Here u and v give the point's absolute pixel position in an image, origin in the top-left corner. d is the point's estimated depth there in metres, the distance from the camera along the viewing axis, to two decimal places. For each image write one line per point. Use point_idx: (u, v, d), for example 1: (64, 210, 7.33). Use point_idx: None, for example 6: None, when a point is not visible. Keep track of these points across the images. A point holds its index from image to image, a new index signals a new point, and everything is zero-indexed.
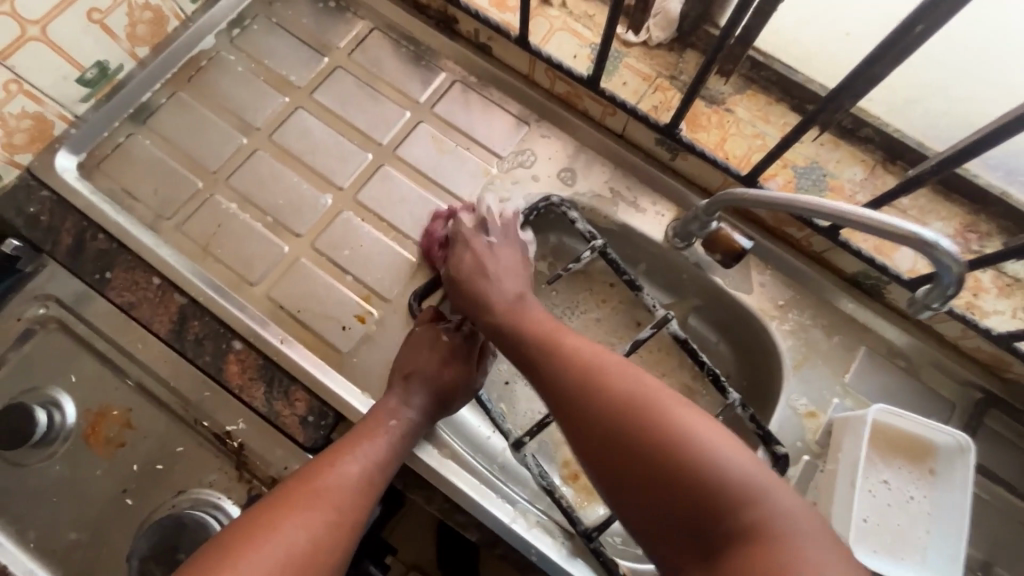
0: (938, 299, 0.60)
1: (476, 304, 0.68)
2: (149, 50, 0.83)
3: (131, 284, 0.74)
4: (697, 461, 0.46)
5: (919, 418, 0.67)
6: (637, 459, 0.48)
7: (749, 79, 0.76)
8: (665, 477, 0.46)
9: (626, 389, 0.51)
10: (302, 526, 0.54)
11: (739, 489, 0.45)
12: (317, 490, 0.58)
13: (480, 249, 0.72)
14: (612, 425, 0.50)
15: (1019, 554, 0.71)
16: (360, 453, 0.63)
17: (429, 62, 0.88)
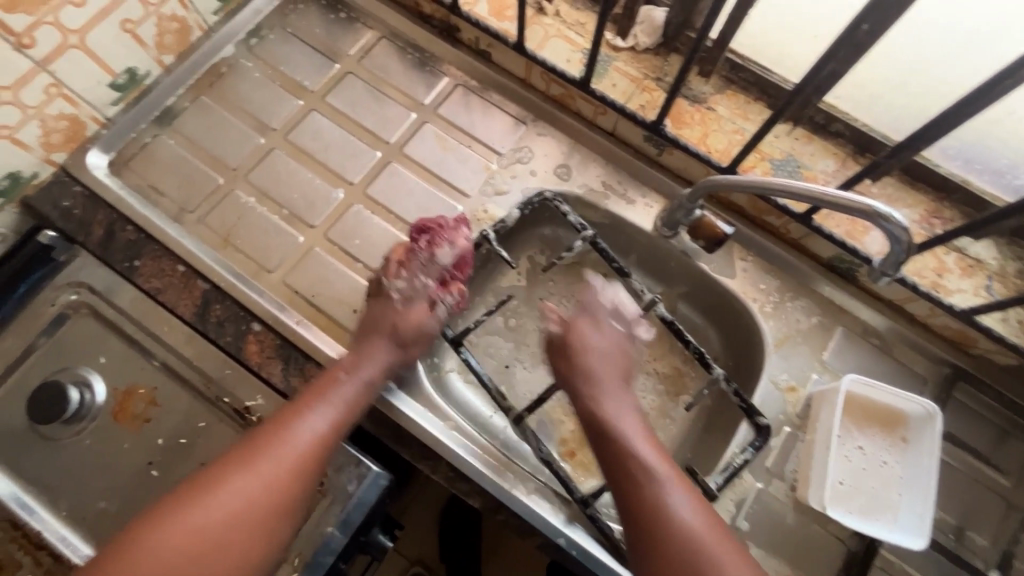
0: (890, 266, 0.64)
1: (579, 378, 0.76)
2: (174, 58, 0.90)
3: (157, 271, 0.80)
4: (704, 558, 0.61)
5: (889, 389, 0.73)
6: (655, 512, 0.64)
7: (728, 79, 0.83)
8: (677, 531, 0.63)
9: (661, 472, 0.67)
10: (249, 483, 0.64)
11: (722, 553, 0.62)
12: (270, 456, 0.65)
13: (609, 326, 0.80)
14: (647, 491, 0.66)
15: (991, 519, 0.76)
16: (318, 412, 0.69)
17: (433, 68, 0.94)
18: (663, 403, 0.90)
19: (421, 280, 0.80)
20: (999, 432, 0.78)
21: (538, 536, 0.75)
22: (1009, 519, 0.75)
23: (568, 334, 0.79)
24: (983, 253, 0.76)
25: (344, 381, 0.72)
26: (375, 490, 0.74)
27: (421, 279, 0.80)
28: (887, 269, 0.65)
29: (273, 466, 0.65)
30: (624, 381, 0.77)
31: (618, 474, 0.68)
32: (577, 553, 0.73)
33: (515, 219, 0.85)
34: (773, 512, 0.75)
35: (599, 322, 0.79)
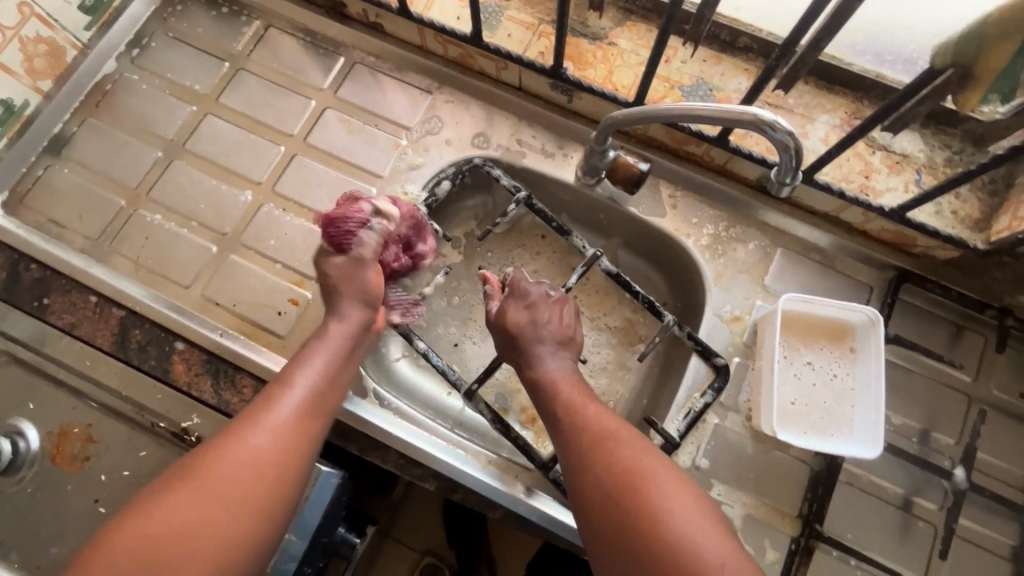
0: (787, 172, 0.59)
1: (520, 362, 0.72)
2: (53, 82, 0.85)
3: (70, 306, 0.77)
4: (608, 460, 0.57)
5: (829, 301, 0.71)
6: (568, 436, 0.63)
7: (626, 10, 0.80)
8: (586, 447, 0.60)
9: (569, 398, 0.66)
10: (194, 501, 0.54)
11: (627, 452, 0.58)
12: (223, 464, 0.56)
13: (544, 302, 0.74)
14: (563, 419, 0.64)
15: (957, 416, 0.74)
16: (281, 408, 0.61)
17: (328, 49, 0.90)
18: (618, 355, 0.88)
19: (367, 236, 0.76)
20: (954, 328, 0.76)
21: (498, 507, 0.73)
22: (973, 413, 0.73)
23: (504, 319, 0.73)
24: (910, 147, 0.73)
25: (303, 378, 0.65)
26: (327, 489, 0.71)
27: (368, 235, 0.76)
28: (784, 177, 0.60)
29: (235, 468, 0.56)
30: (565, 347, 0.73)
31: (546, 420, 0.67)
32: (539, 519, 0.71)
33: (446, 189, 0.83)
34: (733, 445, 0.73)
35: (533, 302, 0.73)
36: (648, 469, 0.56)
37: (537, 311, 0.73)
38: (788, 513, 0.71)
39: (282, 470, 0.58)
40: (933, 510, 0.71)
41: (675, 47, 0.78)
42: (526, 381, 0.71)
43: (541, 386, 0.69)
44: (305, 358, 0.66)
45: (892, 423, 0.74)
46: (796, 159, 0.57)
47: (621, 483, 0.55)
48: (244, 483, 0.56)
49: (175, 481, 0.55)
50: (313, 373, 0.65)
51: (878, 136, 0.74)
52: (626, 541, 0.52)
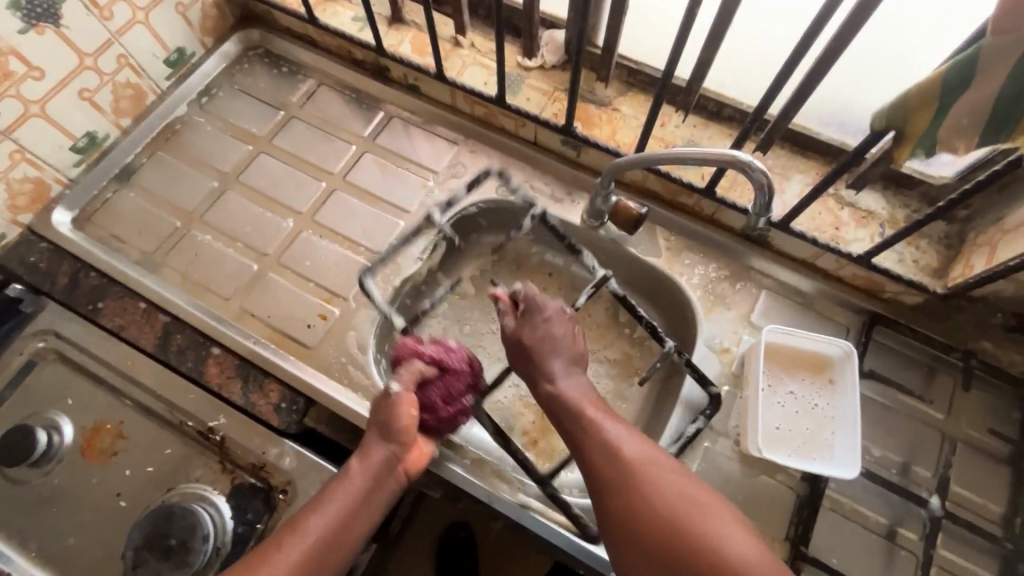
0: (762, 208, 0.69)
1: (537, 376, 0.76)
2: (131, 120, 0.98)
3: (120, 310, 0.85)
4: (648, 484, 0.59)
5: (806, 334, 0.79)
6: (597, 459, 0.63)
7: (628, 83, 0.94)
8: (621, 472, 0.61)
9: (591, 420, 0.67)
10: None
11: (664, 477, 0.60)
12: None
13: (559, 316, 0.79)
14: (590, 442, 0.65)
15: (932, 450, 0.79)
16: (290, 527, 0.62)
17: (370, 105, 1.04)
18: (616, 385, 0.95)
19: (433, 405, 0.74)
20: (926, 369, 0.83)
21: (500, 517, 0.77)
22: (946, 447, 0.79)
23: (520, 334, 0.77)
24: (873, 204, 0.84)
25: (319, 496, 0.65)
26: None
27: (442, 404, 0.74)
28: (760, 213, 0.70)
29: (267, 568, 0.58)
30: (576, 364, 0.77)
31: (568, 438, 0.69)
32: (540, 531, 0.74)
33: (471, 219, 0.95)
34: (723, 468, 0.78)
35: (550, 316, 0.79)
36: (691, 493, 0.58)
37: (553, 326, 0.78)
38: (776, 536, 0.74)
39: None
40: (915, 540, 0.74)
41: (668, 113, 0.91)
42: (542, 396, 0.74)
43: (561, 401, 0.71)
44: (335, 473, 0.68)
45: (872, 453, 0.79)
46: (768, 200, 0.67)
47: (666, 505, 0.57)
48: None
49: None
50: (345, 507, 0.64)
51: (846, 194, 0.85)
52: (676, 561, 0.54)
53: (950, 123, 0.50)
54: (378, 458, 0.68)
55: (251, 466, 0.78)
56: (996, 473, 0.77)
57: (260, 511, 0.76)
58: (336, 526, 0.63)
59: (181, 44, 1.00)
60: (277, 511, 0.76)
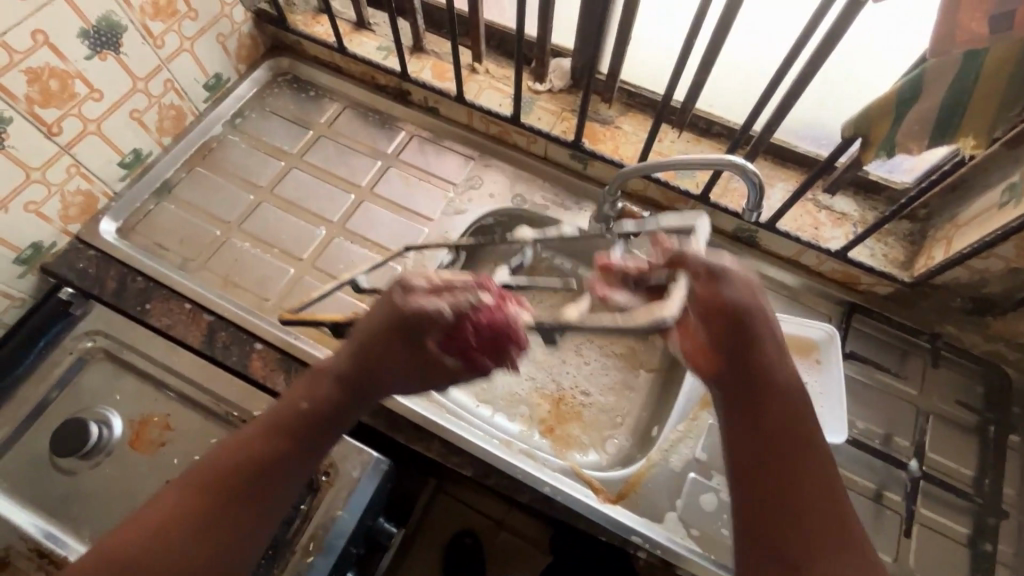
0: (755, 205, 0.79)
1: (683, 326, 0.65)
2: (172, 139, 1.06)
3: (166, 310, 0.92)
4: (815, 466, 0.59)
5: (791, 320, 0.90)
6: (786, 418, 0.62)
7: (628, 104, 1.06)
8: (805, 448, 0.60)
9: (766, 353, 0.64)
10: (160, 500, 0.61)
11: (810, 457, 0.60)
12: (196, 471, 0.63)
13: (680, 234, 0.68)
14: (778, 402, 0.62)
15: (909, 421, 0.89)
16: (250, 435, 0.65)
17: (392, 125, 1.14)
18: (624, 376, 1.04)
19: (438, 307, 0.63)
20: (900, 351, 0.93)
21: (528, 492, 0.84)
22: (922, 419, 0.89)
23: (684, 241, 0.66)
24: (846, 207, 0.95)
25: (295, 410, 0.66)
26: (378, 475, 0.82)
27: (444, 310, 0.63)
28: (752, 211, 0.81)
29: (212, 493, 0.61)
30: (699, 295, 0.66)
31: (757, 382, 0.63)
32: (566, 501, 0.82)
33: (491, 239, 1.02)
34: None
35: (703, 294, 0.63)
36: (820, 477, 0.59)
37: (729, 284, 0.64)
38: None
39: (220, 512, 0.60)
40: (898, 501, 0.83)
41: (665, 130, 1.02)
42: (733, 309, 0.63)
43: (709, 316, 0.63)
44: (308, 381, 0.68)
45: (857, 426, 0.88)
46: (757, 199, 0.79)
47: (830, 496, 0.58)
48: (201, 490, 0.61)
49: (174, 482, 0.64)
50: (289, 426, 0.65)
51: (823, 198, 0.96)
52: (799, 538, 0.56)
53: (905, 128, 0.61)
54: (329, 373, 0.68)
55: None
56: (965, 440, 0.87)
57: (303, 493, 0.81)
58: (275, 450, 0.64)
59: (219, 71, 1.09)
60: (320, 493, 0.79)
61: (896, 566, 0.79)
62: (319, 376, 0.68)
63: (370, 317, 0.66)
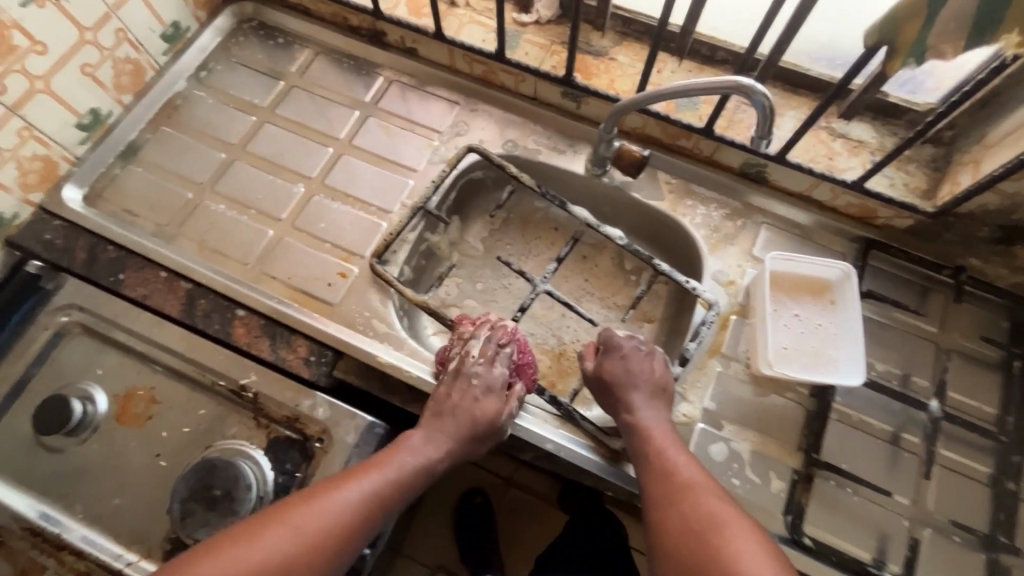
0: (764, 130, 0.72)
1: (616, 408, 0.78)
2: (133, 97, 0.99)
3: (141, 281, 0.87)
4: (690, 499, 0.66)
5: (807, 258, 0.83)
6: (650, 473, 0.71)
7: (623, 33, 0.96)
8: (670, 487, 0.68)
9: (663, 445, 0.73)
10: (289, 543, 0.60)
11: (688, 493, 0.67)
12: (316, 513, 0.63)
13: (637, 354, 0.80)
14: (647, 459, 0.72)
15: (929, 360, 0.84)
16: (372, 484, 0.67)
17: (369, 71, 1.05)
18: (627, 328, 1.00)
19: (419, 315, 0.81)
20: (920, 288, 0.88)
21: (530, 450, 0.81)
22: (942, 356, 0.84)
23: (601, 371, 0.80)
24: (864, 134, 0.88)
25: (409, 463, 0.70)
26: (373, 439, 0.78)
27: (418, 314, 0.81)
28: (762, 137, 0.74)
29: (299, 536, 0.61)
30: (659, 397, 0.78)
31: (635, 460, 0.74)
32: (573, 459, 0.79)
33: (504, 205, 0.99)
34: (735, 390, 0.82)
35: (626, 354, 0.80)
36: (684, 503, 0.66)
37: (631, 365, 0.79)
38: (793, 449, 0.79)
39: (299, 565, 0.60)
40: (918, 443, 0.80)
41: (665, 59, 0.93)
42: (624, 407, 0.77)
43: (635, 432, 0.75)
44: (410, 441, 0.72)
45: (876, 368, 0.84)
46: (767, 122, 0.71)
47: (691, 509, 0.65)
48: (332, 531, 0.62)
49: (275, 519, 0.62)
50: (385, 476, 0.68)
51: (838, 126, 0.89)
52: (680, 557, 0.62)
53: (939, 29, 0.53)
54: (419, 440, 0.73)
55: (286, 419, 0.80)
56: (989, 378, 0.83)
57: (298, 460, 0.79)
58: (366, 507, 0.65)
59: (176, 18, 1.00)
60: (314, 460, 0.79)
61: (914, 509, 0.76)
62: (418, 436, 0.73)
63: (455, 399, 0.76)
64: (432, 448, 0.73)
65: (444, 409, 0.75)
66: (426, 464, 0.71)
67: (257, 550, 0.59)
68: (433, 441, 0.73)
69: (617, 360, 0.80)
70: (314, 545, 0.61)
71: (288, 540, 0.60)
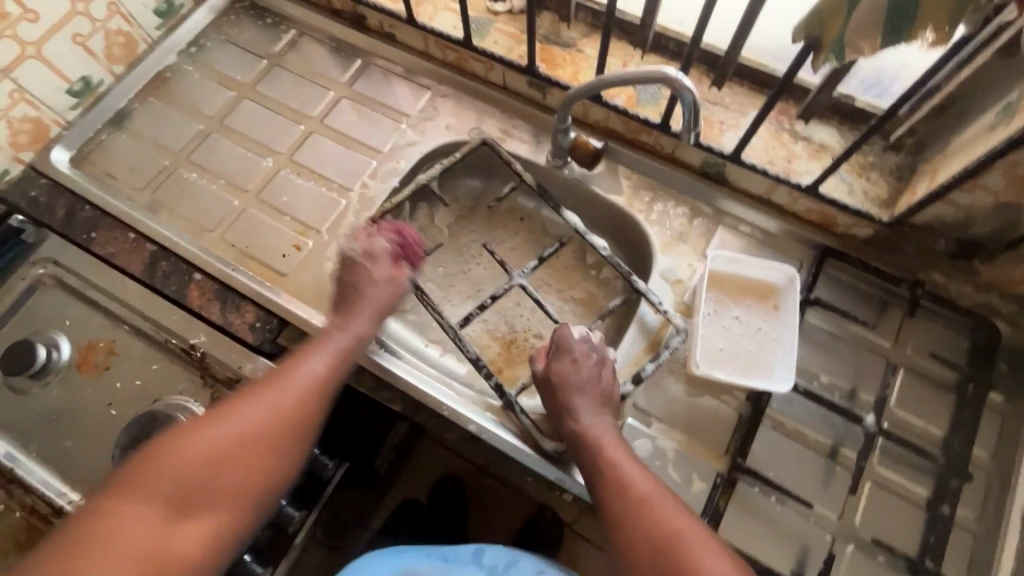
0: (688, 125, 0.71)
1: (562, 414, 0.77)
2: (124, 67, 1.04)
3: (111, 240, 0.92)
4: (646, 512, 0.66)
5: (750, 260, 0.83)
6: (606, 489, 0.70)
7: (593, 25, 0.96)
8: (625, 502, 0.68)
9: (613, 456, 0.72)
10: (263, 402, 0.70)
11: (644, 507, 0.66)
12: (275, 397, 0.71)
13: (586, 359, 0.79)
14: (601, 474, 0.71)
15: (876, 375, 0.81)
16: (319, 358, 0.76)
17: (349, 54, 1.08)
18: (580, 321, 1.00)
19: (377, 240, 0.86)
20: (877, 300, 0.85)
21: (459, 430, 0.82)
22: (891, 372, 0.81)
23: (549, 374, 0.79)
24: (827, 138, 0.85)
25: (344, 332, 0.80)
26: None
27: (376, 239, 0.86)
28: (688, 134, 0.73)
29: (264, 413, 0.70)
30: (605, 405, 0.77)
31: (584, 473, 0.73)
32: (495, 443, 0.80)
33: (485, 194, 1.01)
34: (669, 388, 0.82)
35: (576, 358, 0.78)
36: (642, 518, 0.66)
37: (579, 370, 0.77)
38: (720, 452, 0.78)
39: (275, 434, 0.69)
40: (853, 458, 0.77)
41: (630, 52, 0.92)
42: (572, 417, 0.76)
43: (584, 442, 0.74)
44: (351, 312, 0.81)
45: (819, 379, 0.82)
46: (693, 121, 0.71)
47: (650, 524, 0.65)
48: (294, 397, 0.72)
49: (236, 403, 0.70)
50: (334, 350, 0.78)
51: (801, 128, 0.86)
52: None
53: (856, 26, 0.51)
54: (352, 321, 0.81)
55: (229, 380, 0.84)
56: (938, 398, 0.80)
57: None
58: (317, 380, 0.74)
59: None
60: None
61: (840, 524, 0.74)
62: (361, 310, 0.82)
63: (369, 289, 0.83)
64: (362, 314, 0.81)
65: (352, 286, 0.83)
66: (354, 327, 0.80)
67: (227, 429, 0.67)
68: (345, 322, 0.80)
69: (564, 363, 0.78)
70: (281, 413, 0.70)
71: (250, 419, 0.69)
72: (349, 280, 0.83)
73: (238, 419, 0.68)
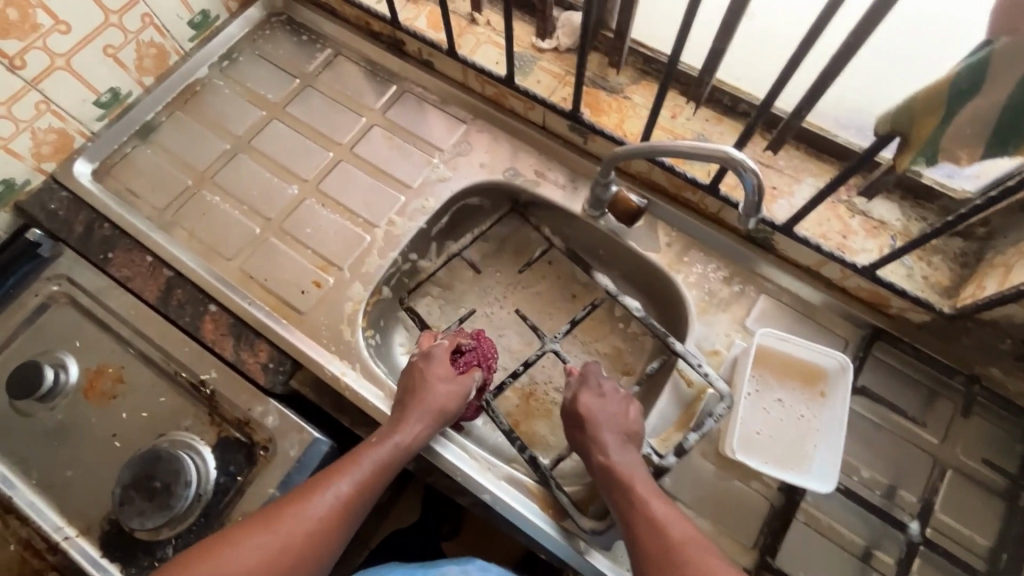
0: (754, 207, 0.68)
1: (588, 447, 0.73)
2: (154, 79, 1.01)
3: (128, 262, 0.90)
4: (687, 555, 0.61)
5: (799, 342, 0.77)
6: (640, 530, 0.64)
7: (643, 71, 0.92)
8: (662, 543, 0.62)
9: (647, 496, 0.67)
10: (269, 542, 0.63)
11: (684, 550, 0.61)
12: (292, 512, 0.65)
13: (614, 395, 0.77)
14: (632, 512, 0.66)
15: (920, 474, 0.76)
16: (347, 476, 0.70)
17: (384, 79, 1.04)
18: None
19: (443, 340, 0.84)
20: (927, 392, 0.79)
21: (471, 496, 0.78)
22: (937, 473, 0.76)
23: (576, 405, 0.75)
24: (887, 214, 0.80)
25: (378, 449, 0.73)
26: (316, 456, 0.77)
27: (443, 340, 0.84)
28: (750, 213, 0.69)
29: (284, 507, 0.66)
30: (631, 441, 0.73)
31: (614, 508, 0.68)
32: (508, 515, 0.76)
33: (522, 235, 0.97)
34: (696, 470, 0.77)
35: (606, 393, 0.76)
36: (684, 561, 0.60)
37: (606, 403, 0.75)
38: (746, 545, 0.73)
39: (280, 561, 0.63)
40: (891, 565, 0.72)
41: (681, 105, 0.88)
42: (600, 447, 0.72)
43: (611, 476, 0.69)
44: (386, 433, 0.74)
45: (858, 474, 0.77)
46: (755, 198, 0.66)
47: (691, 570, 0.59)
48: (304, 541, 0.64)
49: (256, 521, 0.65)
50: (365, 465, 0.71)
51: (858, 202, 0.81)
52: None
53: None
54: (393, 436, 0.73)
55: (237, 421, 0.81)
56: (988, 506, 0.74)
57: (242, 464, 0.79)
58: (332, 522, 0.66)
59: (205, 7, 1.02)
60: (257, 466, 0.79)
61: None
62: (400, 427, 0.74)
63: (431, 391, 0.77)
64: (399, 441, 0.73)
65: (417, 378, 0.78)
66: (390, 458, 0.72)
67: (239, 552, 0.62)
68: (399, 422, 0.75)
69: (590, 392, 0.76)
70: (289, 545, 0.64)
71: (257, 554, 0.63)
72: (417, 374, 0.79)
73: (250, 559, 0.62)
